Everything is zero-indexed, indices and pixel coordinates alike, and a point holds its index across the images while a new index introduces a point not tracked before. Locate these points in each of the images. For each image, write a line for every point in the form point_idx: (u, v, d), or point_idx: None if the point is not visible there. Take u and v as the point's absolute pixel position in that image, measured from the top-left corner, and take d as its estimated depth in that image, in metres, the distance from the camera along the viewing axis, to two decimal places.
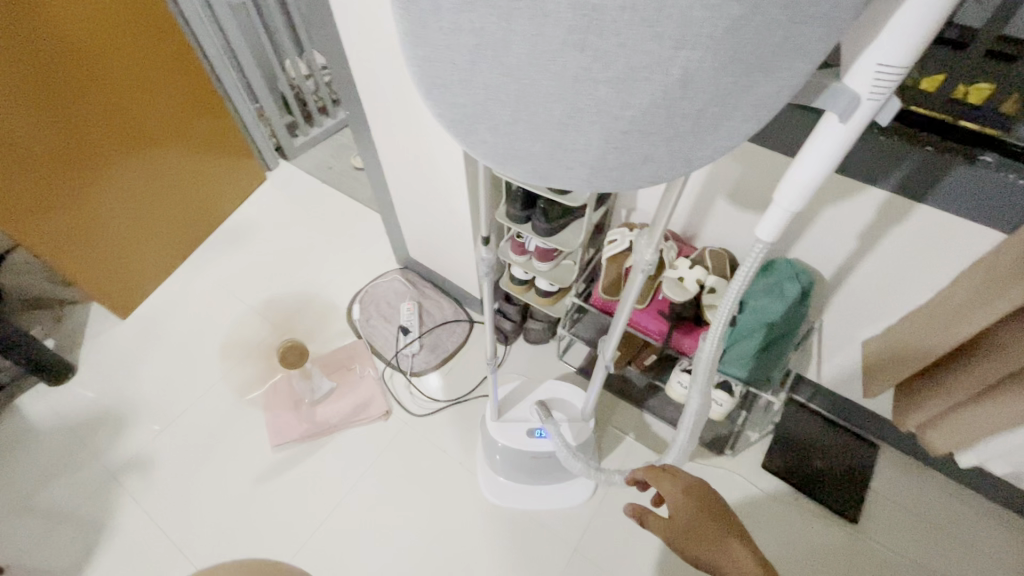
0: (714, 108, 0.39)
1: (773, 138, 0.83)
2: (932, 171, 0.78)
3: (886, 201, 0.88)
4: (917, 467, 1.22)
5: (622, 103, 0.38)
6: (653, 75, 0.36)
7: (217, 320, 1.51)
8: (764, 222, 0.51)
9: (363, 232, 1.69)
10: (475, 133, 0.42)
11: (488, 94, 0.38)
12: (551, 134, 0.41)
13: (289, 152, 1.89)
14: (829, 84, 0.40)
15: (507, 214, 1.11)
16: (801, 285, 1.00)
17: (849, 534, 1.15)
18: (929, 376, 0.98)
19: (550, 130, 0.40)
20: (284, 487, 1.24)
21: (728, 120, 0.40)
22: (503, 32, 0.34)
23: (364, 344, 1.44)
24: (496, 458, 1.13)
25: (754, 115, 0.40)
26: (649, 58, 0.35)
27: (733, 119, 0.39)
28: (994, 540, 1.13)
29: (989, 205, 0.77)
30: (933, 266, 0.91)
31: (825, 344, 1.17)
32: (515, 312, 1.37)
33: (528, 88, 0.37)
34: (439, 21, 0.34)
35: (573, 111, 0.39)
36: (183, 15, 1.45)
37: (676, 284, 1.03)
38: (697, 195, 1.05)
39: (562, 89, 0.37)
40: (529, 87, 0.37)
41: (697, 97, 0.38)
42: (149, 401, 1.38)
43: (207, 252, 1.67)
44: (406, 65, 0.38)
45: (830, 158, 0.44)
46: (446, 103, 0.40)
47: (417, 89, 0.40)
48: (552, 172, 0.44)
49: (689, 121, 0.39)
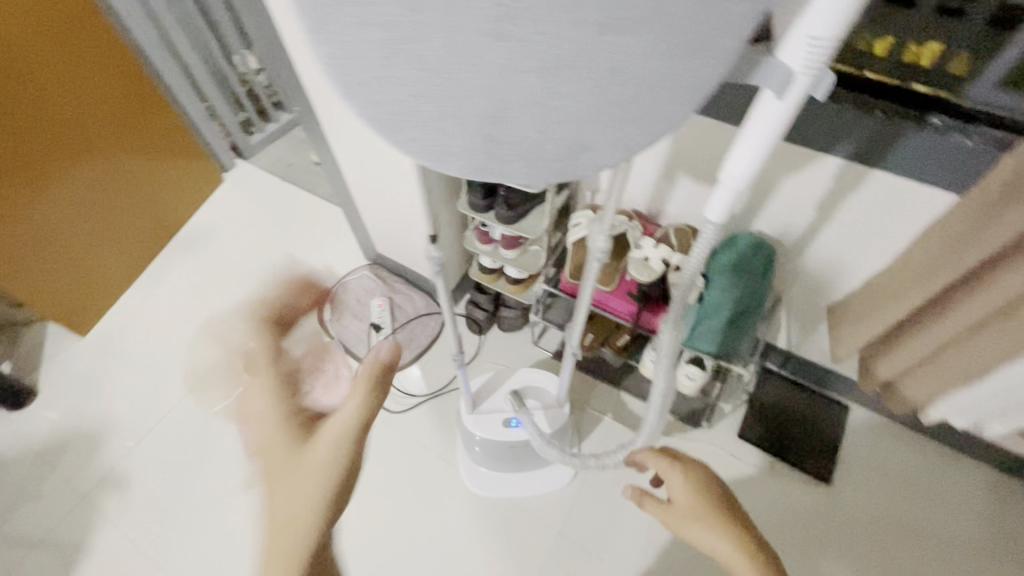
0: (648, 94, 0.37)
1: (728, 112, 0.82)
2: (884, 138, 0.79)
3: (841, 170, 0.88)
4: (886, 425, 1.25)
5: (551, 93, 0.36)
6: (581, 62, 0.34)
7: (183, 330, 1.47)
8: (712, 203, 0.51)
9: (328, 229, 1.65)
10: (403, 131, 0.39)
11: (409, 90, 0.36)
12: (482, 129, 0.39)
13: (246, 151, 1.82)
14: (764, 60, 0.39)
15: (469, 204, 1.09)
16: (764, 258, 1.01)
17: (822, 495, 1.18)
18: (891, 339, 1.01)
19: (480, 125, 0.38)
20: (263, 496, 1.23)
21: (664, 105, 0.38)
22: (414, 25, 0.32)
23: (335, 345, 1.42)
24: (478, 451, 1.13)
25: (689, 99, 0.39)
26: (575, 44, 0.33)
27: (668, 103, 0.38)
28: (961, 489, 1.18)
29: (939, 169, 0.78)
30: (891, 232, 0.92)
31: (792, 313, 1.18)
32: (486, 302, 1.36)
33: (450, 82, 0.35)
34: (344, 16, 0.32)
35: (501, 104, 0.37)
36: (117, 12, 1.36)
37: (642, 265, 1.02)
38: (659, 173, 1.05)
39: (486, 81, 0.35)
40: (453, 80, 0.35)
41: (629, 83, 0.36)
42: (116, 420, 1.34)
43: (167, 261, 1.61)
44: (318, 64, 0.36)
45: (771, 136, 0.43)
46: (367, 103, 0.37)
47: (334, 89, 0.37)
48: (490, 168, 0.42)
49: (624, 108, 0.38)
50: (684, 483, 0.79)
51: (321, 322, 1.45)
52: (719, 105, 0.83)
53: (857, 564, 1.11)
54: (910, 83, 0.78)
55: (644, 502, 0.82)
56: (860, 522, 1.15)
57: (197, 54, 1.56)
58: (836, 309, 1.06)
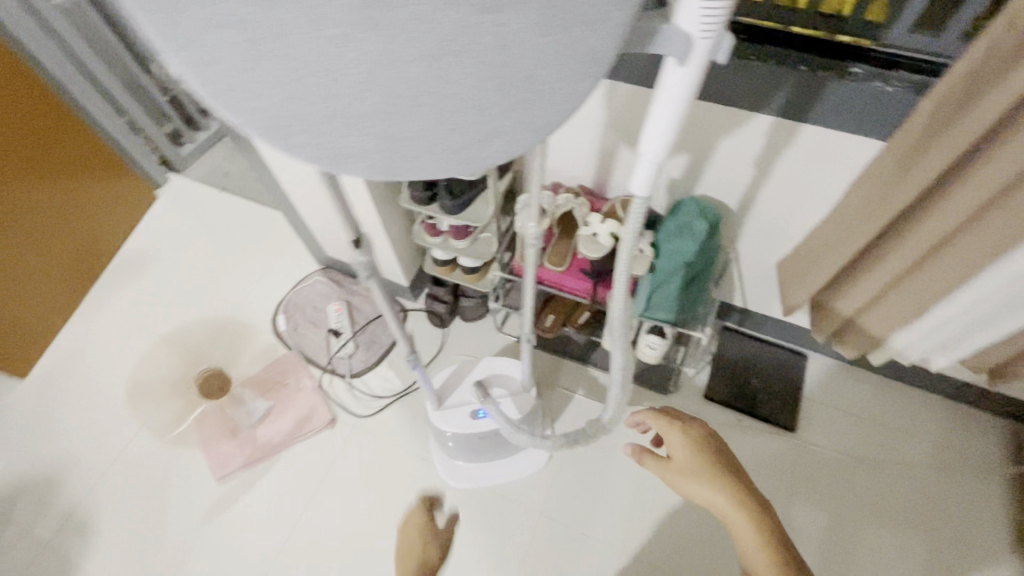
0: (544, 72, 0.35)
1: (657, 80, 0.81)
2: (810, 91, 0.79)
3: (773, 126, 0.89)
4: (843, 368, 1.30)
5: (441, 79, 0.34)
6: (467, 45, 0.32)
7: (132, 359, 1.40)
8: (635, 177, 0.50)
9: (275, 238, 1.59)
10: (293, 137, 0.36)
11: (285, 91, 0.33)
12: (377, 125, 0.36)
13: (177, 163, 1.73)
14: (661, 27, 0.37)
15: (411, 198, 1.06)
16: (709, 222, 1.02)
17: (789, 442, 1.22)
18: (838, 286, 1.03)
19: (373, 121, 0.36)
20: (237, 518, 1.19)
21: (564, 81, 0.37)
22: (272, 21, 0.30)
23: (295, 355, 1.38)
24: (450, 445, 1.12)
25: (589, 72, 0.37)
26: (455, 28, 0.31)
27: (568, 79, 0.36)
28: (917, 420, 1.23)
29: (864, 117, 0.79)
30: (827, 183, 0.94)
31: (744, 271, 1.20)
32: (445, 294, 1.34)
33: (327, 79, 0.33)
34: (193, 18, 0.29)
35: (389, 95, 0.34)
36: (14, 33, 1.23)
37: (591, 241, 1.02)
38: (599, 147, 1.04)
39: (367, 73, 0.33)
40: (332, 75, 0.33)
41: (521, 63, 0.34)
42: (71, 461, 1.28)
43: (106, 289, 1.53)
44: (180, 73, 0.33)
45: (682, 104, 0.43)
46: (245, 108, 0.34)
47: (206, 97, 0.34)
48: (396, 165, 0.39)
49: (522, 89, 0.36)
50: (684, 440, 0.81)
51: (277, 333, 1.41)
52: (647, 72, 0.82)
53: (827, 503, 1.16)
54: (833, 34, 0.79)
55: (643, 458, 0.84)
56: (826, 463, 1.20)
57: (107, 66, 1.46)
58: (783, 263, 1.08)
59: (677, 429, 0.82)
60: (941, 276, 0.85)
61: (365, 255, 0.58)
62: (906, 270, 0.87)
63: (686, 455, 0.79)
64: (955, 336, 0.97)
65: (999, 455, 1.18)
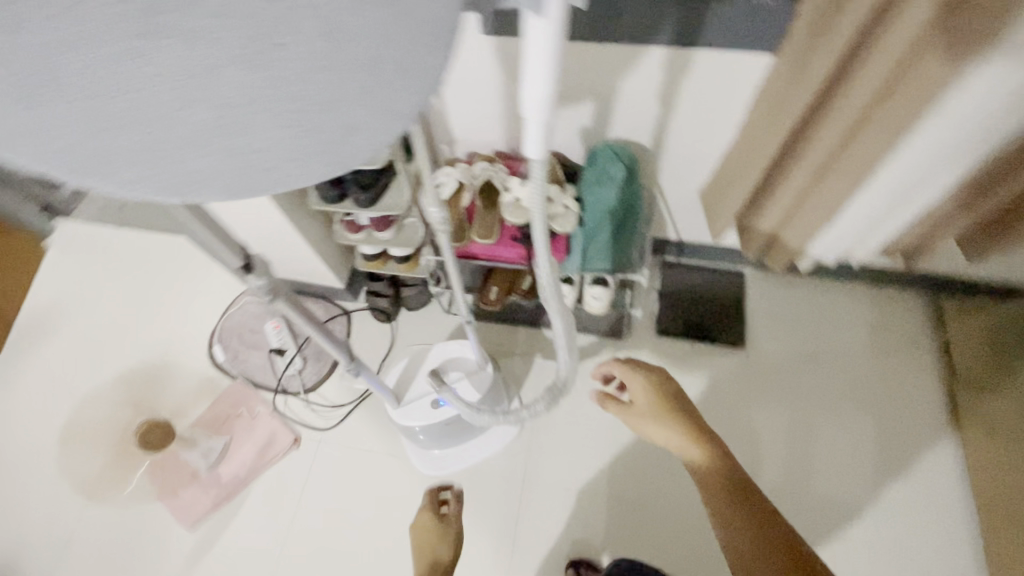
0: (386, 52, 0.32)
1: None
2: (694, 16, 0.78)
3: (668, 58, 0.88)
4: (779, 278, 1.35)
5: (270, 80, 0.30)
6: (289, 35, 0.31)
7: (64, 427, 1.30)
8: (527, 141, 0.48)
9: (191, 266, 1.48)
10: (117, 174, 0.31)
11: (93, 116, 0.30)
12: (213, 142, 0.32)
13: (62, 206, 1.56)
14: None
15: (321, 199, 1.01)
16: (625, 165, 1.02)
17: (741, 359, 1.28)
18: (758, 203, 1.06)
19: (207, 139, 0.32)
20: (218, 560, 1.15)
21: (413, 58, 0.34)
22: None
23: (242, 383, 1.31)
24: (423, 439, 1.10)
25: (437, 44, 0.34)
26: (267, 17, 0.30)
27: (415, 56, 0.34)
28: (851, 312, 1.31)
29: (750, 34, 0.80)
30: (730, 105, 0.94)
31: (671, 206, 1.22)
32: (384, 288, 1.30)
33: (142, 95, 0.30)
34: None
35: (216, 107, 0.30)
36: None
37: (515, 207, 1.00)
38: (503, 109, 1.00)
39: (185, 81, 0.30)
40: (147, 91, 0.30)
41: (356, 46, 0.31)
42: (22, 547, 1.19)
43: (15, 358, 1.39)
44: None
45: (554, 55, 0.40)
46: (49, 148, 0.30)
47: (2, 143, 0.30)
48: (251, 187, 0.33)
49: (368, 75, 0.33)
50: (644, 385, 0.81)
51: (217, 365, 1.33)
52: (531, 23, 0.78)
53: (783, 406, 1.23)
54: None
55: (607, 404, 0.85)
56: (776, 370, 1.26)
57: None
58: (704, 191, 1.09)
59: (638, 374, 0.82)
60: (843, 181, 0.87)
61: (258, 280, 0.64)
62: (814, 176, 0.90)
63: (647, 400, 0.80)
64: (867, 228, 1.02)
65: (924, 328, 1.28)
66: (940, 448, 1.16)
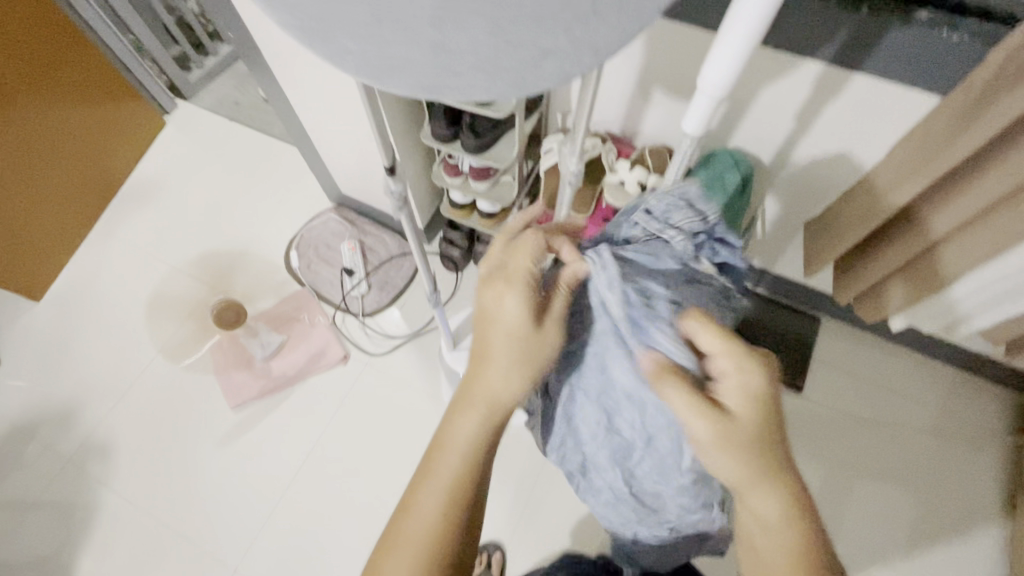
0: (568, 42, 0.35)
1: (669, 52, 0.84)
2: (865, 40, 0.70)
3: (818, 82, 0.81)
4: (856, 335, 1.29)
5: (490, 29, 0.33)
6: (524, 21, 0.33)
7: (159, 289, 1.39)
8: (691, 116, 0.61)
9: (286, 172, 1.53)
10: (336, 41, 0.34)
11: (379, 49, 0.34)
12: (430, 76, 0.35)
13: (186, 91, 1.63)
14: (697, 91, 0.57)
15: (432, 135, 1.00)
16: (742, 175, 0.94)
17: (794, 402, 1.23)
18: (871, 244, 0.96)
19: (426, 75, 0.35)
20: (249, 446, 1.22)
21: (595, 38, 0.35)
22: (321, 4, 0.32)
23: (308, 292, 1.37)
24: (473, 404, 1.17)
25: (617, 41, 0.36)
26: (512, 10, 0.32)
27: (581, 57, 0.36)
28: (924, 389, 1.24)
29: (920, 71, 0.71)
30: (860, 145, 0.88)
31: (771, 233, 1.14)
32: (459, 237, 1.31)
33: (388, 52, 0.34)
34: None
35: (438, 50, 0.34)
36: None
37: (617, 189, 0.96)
38: (630, 100, 0.97)
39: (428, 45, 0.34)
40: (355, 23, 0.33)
41: (541, 27, 0.33)
42: (88, 383, 1.29)
43: (122, 213, 1.50)
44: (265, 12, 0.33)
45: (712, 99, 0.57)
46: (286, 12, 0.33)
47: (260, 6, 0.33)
48: (443, 83, 0.36)
49: (531, 52, 0.35)
50: None
51: (289, 270, 1.38)
52: (661, 31, 0.82)
53: (825, 465, 1.18)
54: None
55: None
56: (824, 430, 1.20)
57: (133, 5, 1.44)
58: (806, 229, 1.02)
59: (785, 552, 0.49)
60: (978, 245, 0.80)
61: (399, 184, 0.65)
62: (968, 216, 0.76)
63: (688, 390, 0.50)
64: (979, 306, 0.93)
65: (995, 425, 1.20)
66: (974, 550, 1.10)
